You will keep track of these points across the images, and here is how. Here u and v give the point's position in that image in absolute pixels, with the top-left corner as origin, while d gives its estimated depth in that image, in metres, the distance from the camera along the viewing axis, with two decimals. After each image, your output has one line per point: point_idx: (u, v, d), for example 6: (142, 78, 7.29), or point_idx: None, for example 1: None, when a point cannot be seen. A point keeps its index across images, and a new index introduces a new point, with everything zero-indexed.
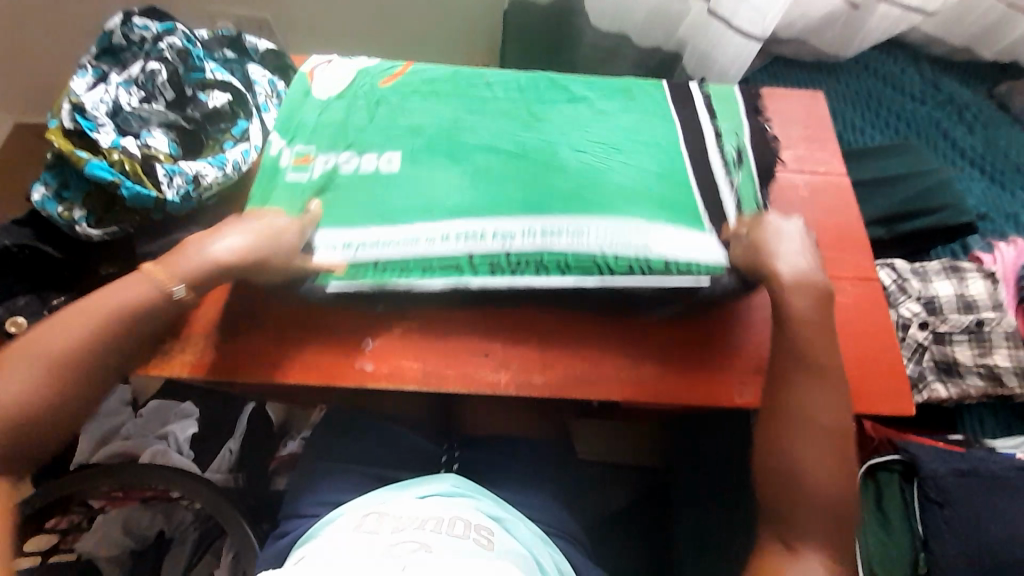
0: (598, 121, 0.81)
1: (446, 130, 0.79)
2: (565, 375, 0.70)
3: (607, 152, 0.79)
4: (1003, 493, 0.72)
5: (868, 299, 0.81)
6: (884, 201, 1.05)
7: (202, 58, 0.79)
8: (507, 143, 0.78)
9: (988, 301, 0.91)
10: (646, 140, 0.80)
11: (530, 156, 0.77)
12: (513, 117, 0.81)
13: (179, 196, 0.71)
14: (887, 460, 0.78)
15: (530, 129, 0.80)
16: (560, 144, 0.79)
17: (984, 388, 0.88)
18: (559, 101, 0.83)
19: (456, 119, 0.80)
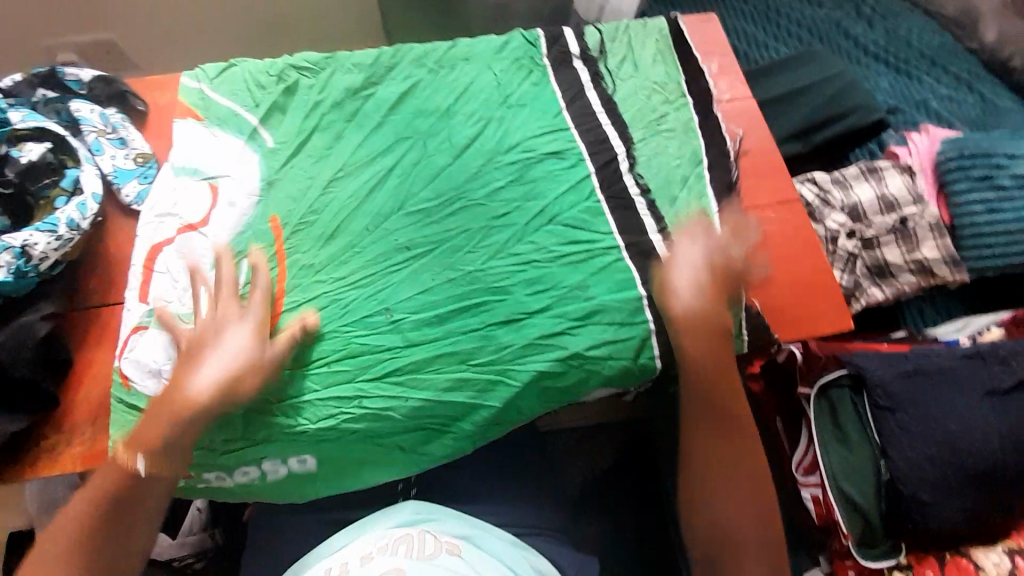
0: (509, 241, 0.71)
1: (345, 301, 0.68)
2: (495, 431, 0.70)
3: (538, 281, 0.69)
4: (943, 385, 0.75)
5: (791, 223, 0.79)
6: (799, 113, 1.02)
7: (6, 109, 0.70)
8: (422, 300, 0.68)
9: (908, 197, 0.91)
10: (537, 142, 0.76)
11: (454, 306, 0.68)
12: (417, 264, 0.70)
13: (11, 275, 0.62)
14: (836, 376, 0.77)
15: (439, 273, 0.69)
16: (478, 274, 0.69)
17: (918, 283, 0.89)
18: (455, 217, 0.72)
19: (350, 288, 0.68)
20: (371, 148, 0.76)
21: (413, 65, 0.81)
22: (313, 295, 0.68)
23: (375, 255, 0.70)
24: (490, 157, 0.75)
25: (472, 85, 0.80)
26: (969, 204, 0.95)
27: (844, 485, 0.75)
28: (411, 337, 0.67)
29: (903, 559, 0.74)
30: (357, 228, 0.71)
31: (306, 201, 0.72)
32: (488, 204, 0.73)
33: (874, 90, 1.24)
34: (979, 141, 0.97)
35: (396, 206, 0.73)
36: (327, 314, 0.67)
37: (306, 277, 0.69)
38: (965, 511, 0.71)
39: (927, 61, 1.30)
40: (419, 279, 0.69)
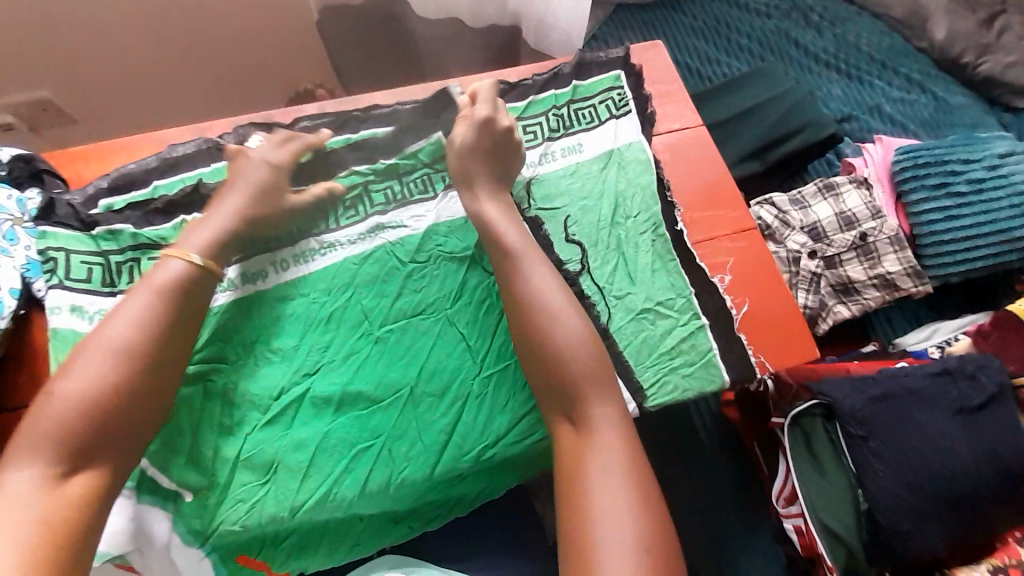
0: (469, 416, 0.63)
1: (299, 520, 0.58)
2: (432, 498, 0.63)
3: (509, 456, 0.63)
4: (915, 406, 0.74)
5: (749, 251, 0.78)
6: (754, 132, 1.01)
7: None
8: (391, 500, 0.61)
9: (866, 212, 0.90)
10: (471, 332, 0.66)
11: (427, 491, 0.62)
12: (368, 458, 0.60)
13: None
14: (807, 407, 0.75)
15: (398, 465, 0.60)
16: (444, 461, 0.61)
17: (883, 298, 0.89)
18: (402, 408, 0.62)
19: (297, 505, 0.58)
20: (283, 345, 0.62)
21: (332, 236, 0.67)
22: (252, 521, 0.57)
23: (314, 451, 0.59)
24: (418, 310, 0.66)
25: (402, 257, 0.68)
26: (927, 212, 0.95)
27: (823, 514, 0.73)
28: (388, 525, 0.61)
29: None
30: (281, 425, 0.59)
31: (215, 407, 0.59)
32: (426, 367, 0.64)
33: (828, 97, 1.25)
34: (931, 149, 0.98)
35: (324, 387, 0.61)
36: (272, 527, 0.57)
37: (231, 500, 0.57)
38: (942, 534, 0.70)
39: (876, 64, 1.31)
40: (366, 474, 0.59)
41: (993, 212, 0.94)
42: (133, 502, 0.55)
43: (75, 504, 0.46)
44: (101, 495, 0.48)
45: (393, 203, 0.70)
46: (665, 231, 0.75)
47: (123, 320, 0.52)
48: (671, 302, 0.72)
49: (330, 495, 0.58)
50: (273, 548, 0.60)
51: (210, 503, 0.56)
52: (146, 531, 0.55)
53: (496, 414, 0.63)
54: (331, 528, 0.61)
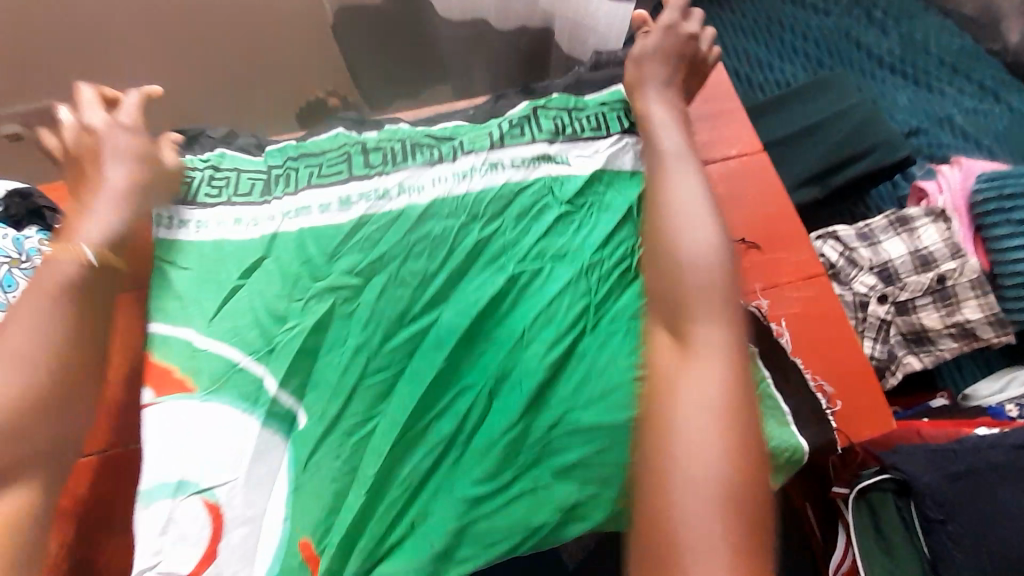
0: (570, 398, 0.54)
1: (373, 490, 0.50)
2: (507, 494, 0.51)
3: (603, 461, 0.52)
4: (1006, 485, 0.65)
5: (817, 303, 0.70)
6: (816, 152, 0.90)
7: None
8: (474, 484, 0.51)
9: (945, 250, 0.80)
10: (585, 298, 0.58)
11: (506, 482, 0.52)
12: (466, 423, 0.53)
13: None
14: (877, 480, 0.68)
15: (489, 431, 0.53)
16: (533, 441, 0.53)
17: (959, 348, 0.79)
18: (511, 355, 0.56)
19: (369, 458, 0.51)
20: (414, 268, 0.58)
21: (450, 164, 0.63)
22: (350, 519, 0.49)
23: (447, 444, 0.52)
24: (586, 296, 0.58)
25: (560, 197, 0.63)
26: (1012, 249, 0.84)
27: None
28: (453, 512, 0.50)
29: None
30: (438, 392, 0.54)
31: (365, 349, 0.55)
32: (584, 366, 0.55)
33: (891, 107, 1.12)
34: (1019, 174, 0.86)
35: (468, 367, 0.55)
36: (366, 516, 0.49)
37: (350, 494, 0.50)
38: None
39: (946, 69, 1.18)
40: (506, 501, 0.51)
41: None
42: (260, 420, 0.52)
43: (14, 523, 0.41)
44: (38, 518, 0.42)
45: (559, 136, 0.66)
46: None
47: (26, 328, 0.45)
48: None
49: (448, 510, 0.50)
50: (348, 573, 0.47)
51: (304, 481, 0.50)
52: (258, 461, 0.51)
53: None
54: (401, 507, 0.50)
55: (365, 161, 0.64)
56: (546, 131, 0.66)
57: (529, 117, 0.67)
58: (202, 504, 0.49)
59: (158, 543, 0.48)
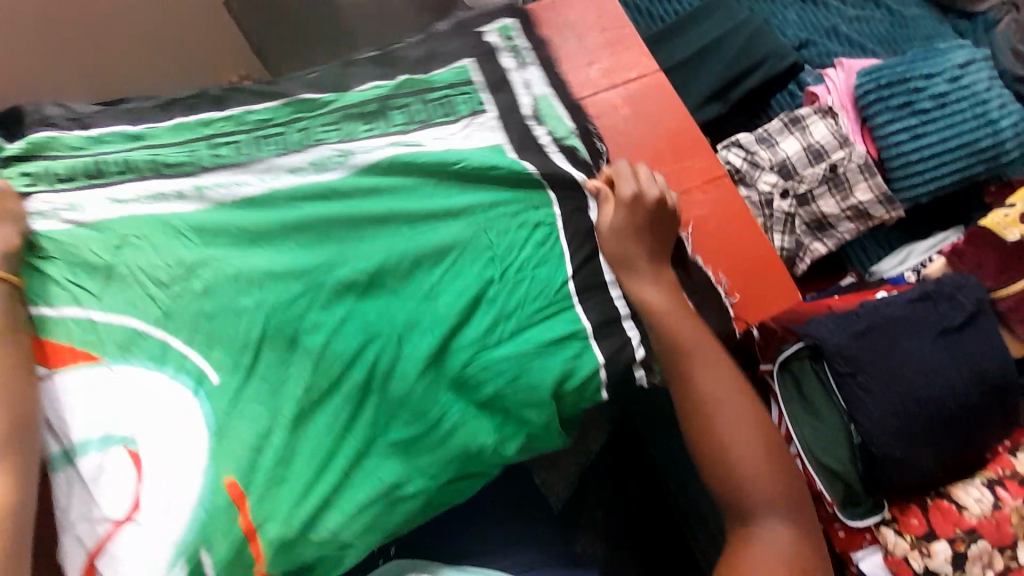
0: (477, 337, 0.58)
1: (292, 450, 0.51)
2: (433, 439, 0.56)
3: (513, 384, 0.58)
4: (902, 334, 0.74)
5: (722, 201, 0.75)
6: (715, 69, 0.96)
7: None
8: (398, 431, 0.55)
9: (834, 141, 0.88)
10: (487, 250, 0.61)
11: (429, 424, 0.56)
12: (383, 372, 0.55)
13: None
14: (794, 350, 0.75)
15: (407, 380, 0.56)
16: (451, 384, 0.57)
17: (856, 229, 0.88)
18: (419, 306, 0.58)
19: (290, 424, 0.52)
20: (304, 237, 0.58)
21: (304, 153, 0.63)
22: (278, 474, 0.50)
23: (364, 390, 0.54)
24: (489, 251, 0.62)
25: (444, 161, 0.64)
26: (894, 134, 0.94)
27: (819, 454, 0.74)
28: (378, 458, 0.54)
29: (886, 514, 0.74)
30: (344, 346, 0.54)
31: (259, 307, 0.53)
32: (495, 307, 0.60)
33: (782, 24, 1.19)
34: (892, 67, 0.96)
35: (374, 316, 0.56)
36: (295, 465, 0.51)
37: (273, 442, 0.51)
38: (935, 456, 0.72)
39: None
40: (437, 437, 0.56)
41: (957, 125, 0.93)
42: (168, 375, 0.50)
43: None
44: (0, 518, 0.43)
45: (413, 124, 0.68)
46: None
47: None
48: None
49: (377, 449, 0.55)
50: (278, 517, 0.50)
51: (221, 440, 0.49)
52: (174, 417, 0.49)
53: (582, 380, 0.60)
54: (326, 460, 0.52)
55: (214, 155, 0.62)
56: (395, 126, 0.67)
57: (379, 110, 0.68)
58: (125, 451, 0.48)
59: (90, 498, 0.47)
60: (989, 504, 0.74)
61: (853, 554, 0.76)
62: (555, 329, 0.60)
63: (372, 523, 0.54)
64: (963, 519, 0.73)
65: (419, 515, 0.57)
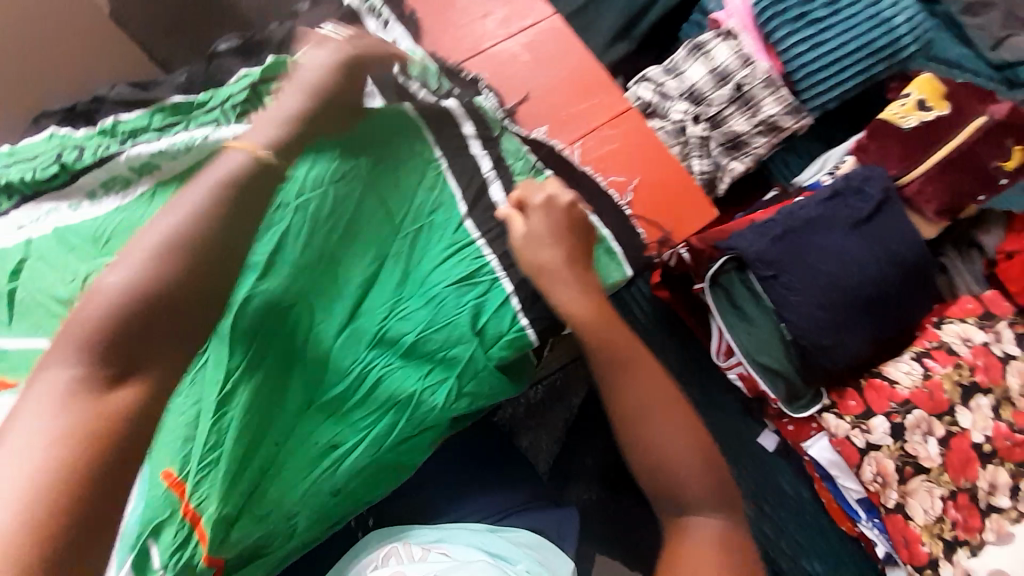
0: (385, 298, 0.62)
1: None
2: (363, 398, 0.60)
3: (434, 334, 0.62)
4: (817, 233, 0.78)
5: (631, 133, 0.78)
6: (616, 8, 0.97)
7: None
8: (326, 395, 0.59)
9: (736, 61, 0.91)
10: (385, 213, 0.64)
11: (354, 386, 0.60)
12: (297, 344, 0.58)
13: None
14: (721, 265, 0.79)
15: (322, 349, 0.59)
16: (368, 345, 0.61)
17: (770, 142, 0.91)
18: (321, 276, 0.60)
19: (212, 408, 0.52)
20: None
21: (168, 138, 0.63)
22: None
23: (287, 360, 0.58)
24: (383, 208, 0.64)
25: None
26: (794, 46, 0.97)
27: (757, 355, 0.78)
28: (311, 424, 0.58)
29: (826, 401, 0.80)
30: (255, 322, 0.56)
31: None
32: (401, 267, 0.64)
33: None
34: None
35: (284, 288, 0.58)
36: (228, 446, 0.51)
37: (200, 426, 0.51)
38: (863, 339, 0.77)
39: None
40: (365, 394, 0.60)
41: (852, 28, 0.96)
42: None
43: (96, 436, 0.36)
44: (151, 411, 0.39)
45: None
46: (525, 150, 0.70)
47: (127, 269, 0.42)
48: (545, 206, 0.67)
49: (312, 418, 0.58)
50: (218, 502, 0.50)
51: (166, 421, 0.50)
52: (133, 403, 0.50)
53: (495, 313, 0.63)
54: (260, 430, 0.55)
55: (74, 157, 0.64)
56: (274, 110, 0.67)
57: (251, 97, 0.66)
58: None
59: None
60: (919, 375, 0.78)
61: (804, 444, 0.82)
62: (460, 268, 0.64)
63: (313, 492, 0.57)
64: (896, 393, 0.78)
65: (372, 472, 0.60)
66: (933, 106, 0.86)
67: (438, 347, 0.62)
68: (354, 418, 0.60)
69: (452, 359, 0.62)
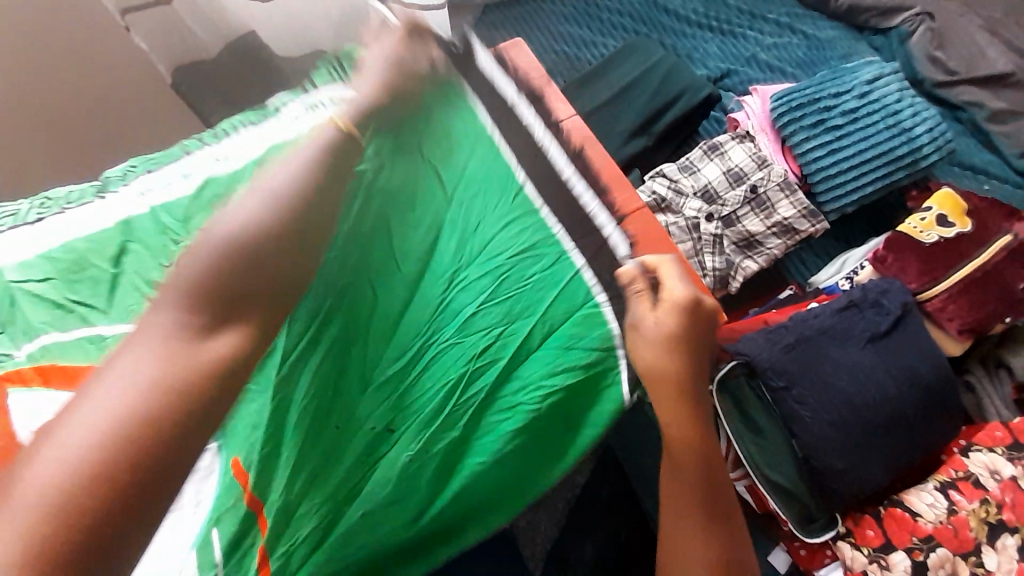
0: (470, 304, 0.55)
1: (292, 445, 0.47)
2: (452, 415, 0.54)
3: (526, 354, 0.56)
4: (832, 344, 0.76)
5: (645, 228, 0.78)
6: (636, 107, 1.01)
7: None
8: (413, 407, 0.53)
9: (753, 164, 0.92)
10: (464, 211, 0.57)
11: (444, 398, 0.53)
12: (376, 349, 0.52)
13: None
14: (731, 368, 0.75)
15: (406, 357, 0.53)
16: (456, 356, 0.54)
17: (785, 244, 0.90)
18: (393, 273, 0.53)
19: (276, 418, 0.47)
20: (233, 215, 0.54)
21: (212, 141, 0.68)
22: (285, 472, 0.46)
23: (351, 343, 0.51)
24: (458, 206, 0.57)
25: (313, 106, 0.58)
26: (812, 151, 0.98)
27: (767, 472, 0.73)
28: (396, 443, 0.52)
29: (841, 528, 0.74)
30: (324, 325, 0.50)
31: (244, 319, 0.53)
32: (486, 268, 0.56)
33: (705, 57, 1.21)
34: (803, 89, 1.01)
35: (339, 272, 0.51)
36: (287, 444, 0.47)
37: (279, 438, 0.47)
38: (881, 464, 0.73)
39: (750, 15, 1.27)
40: (457, 409, 0.54)
41: (871, 136, 0.98)
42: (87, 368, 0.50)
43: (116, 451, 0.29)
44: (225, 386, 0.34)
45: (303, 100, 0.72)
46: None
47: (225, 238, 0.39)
48: (538, 237, 0.58)
49: (402, 442, 0.52)
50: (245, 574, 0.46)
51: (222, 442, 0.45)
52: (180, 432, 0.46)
53: (591, 333, 0.57)
54: (334, 449, 0.49)
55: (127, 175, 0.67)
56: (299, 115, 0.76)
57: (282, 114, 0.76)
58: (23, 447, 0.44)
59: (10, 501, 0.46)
60: (943, 509, 0.73)
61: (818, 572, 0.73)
62: (537, 263, 0.57)
63: (379, 525, 0.52)
64: (919, 528, 0.72)
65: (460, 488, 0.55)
66: (954, 223, 0.85)
67: (528, 367, 0.56)
68: (445, 435, 0.54)
69: (545, 379, 0.56)
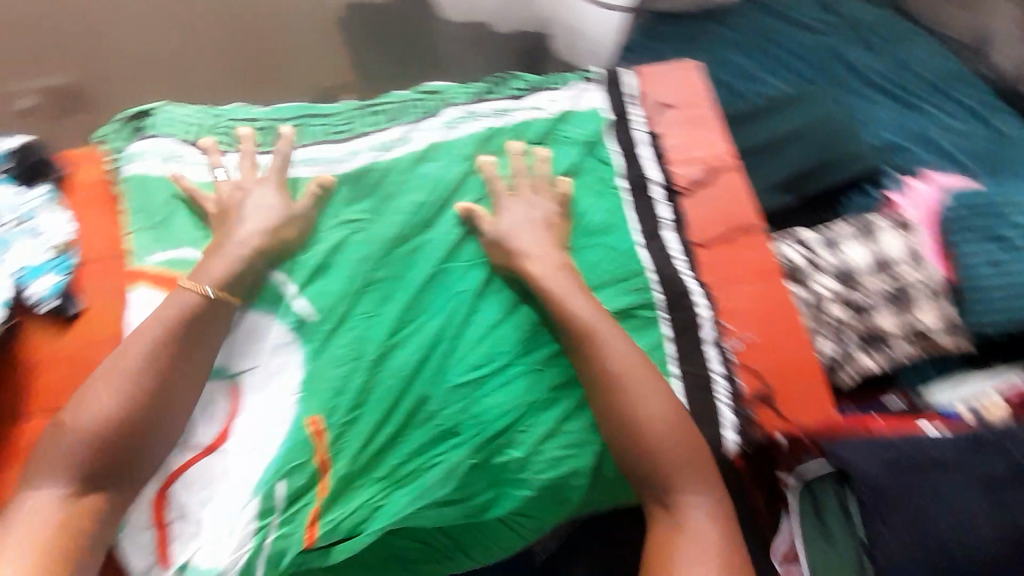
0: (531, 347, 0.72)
1: (378, 402, 0.68)
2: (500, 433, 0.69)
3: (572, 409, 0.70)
4: (940, 477, 0.69)
5: (771, 298, 0.77)
6: (791, 159, 0.94)
7: None
8: (472, 414, 0.69)
9: (904, 257, 0.84)
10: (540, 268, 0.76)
11: (494, 420, 0.69)
12: (455, 353, 0.71)
13: None
14: (819, 470, 0.73)
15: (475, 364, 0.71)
16: (512, 384, 0.70)
17: (912, 351, 0.83)
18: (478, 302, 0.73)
19: (374, 375, 0.69)
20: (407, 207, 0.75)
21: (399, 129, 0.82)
22: (370, 421, 0.67)
23: (424, 351, 0.70)
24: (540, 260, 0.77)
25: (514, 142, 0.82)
26: (972, 259, 0.89)
27: None
28: (450, 436, 0.68)
29: None
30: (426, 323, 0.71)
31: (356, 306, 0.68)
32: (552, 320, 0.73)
33: (875, 125, 1.09)
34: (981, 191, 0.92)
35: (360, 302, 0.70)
36: (365, 407, 0.67)
37: (371, 396, 0.68)
38: None
39: (936, 92, 1.15)
40: (504, 433, 0.69)
41: None
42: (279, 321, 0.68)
43: None
44: None
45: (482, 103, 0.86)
46: (647, 272, 0.77)
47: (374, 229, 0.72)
48: (637, 302, 0.75)
49: (456, 441, 0.68)
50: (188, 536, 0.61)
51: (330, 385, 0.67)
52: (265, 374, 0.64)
53: None
54: (406, 419, 0.68)
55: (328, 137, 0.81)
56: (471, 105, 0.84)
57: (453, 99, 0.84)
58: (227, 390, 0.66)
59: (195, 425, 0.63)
60: None
61: None
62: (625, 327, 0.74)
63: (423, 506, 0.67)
64: None
65: (485, 496, 0.70)
66: None
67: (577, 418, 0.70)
68: (490, 450, 0.68)
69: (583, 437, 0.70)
